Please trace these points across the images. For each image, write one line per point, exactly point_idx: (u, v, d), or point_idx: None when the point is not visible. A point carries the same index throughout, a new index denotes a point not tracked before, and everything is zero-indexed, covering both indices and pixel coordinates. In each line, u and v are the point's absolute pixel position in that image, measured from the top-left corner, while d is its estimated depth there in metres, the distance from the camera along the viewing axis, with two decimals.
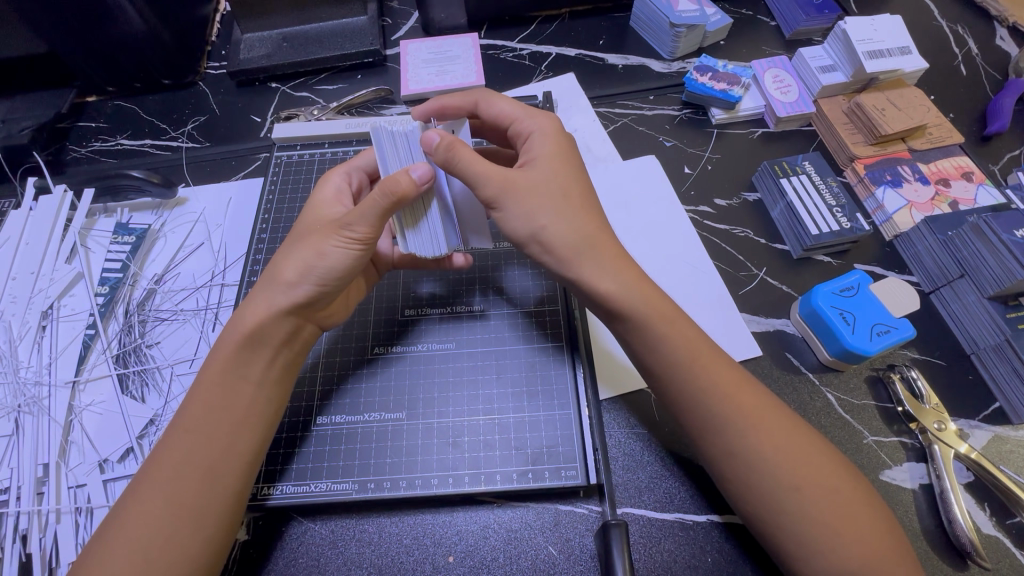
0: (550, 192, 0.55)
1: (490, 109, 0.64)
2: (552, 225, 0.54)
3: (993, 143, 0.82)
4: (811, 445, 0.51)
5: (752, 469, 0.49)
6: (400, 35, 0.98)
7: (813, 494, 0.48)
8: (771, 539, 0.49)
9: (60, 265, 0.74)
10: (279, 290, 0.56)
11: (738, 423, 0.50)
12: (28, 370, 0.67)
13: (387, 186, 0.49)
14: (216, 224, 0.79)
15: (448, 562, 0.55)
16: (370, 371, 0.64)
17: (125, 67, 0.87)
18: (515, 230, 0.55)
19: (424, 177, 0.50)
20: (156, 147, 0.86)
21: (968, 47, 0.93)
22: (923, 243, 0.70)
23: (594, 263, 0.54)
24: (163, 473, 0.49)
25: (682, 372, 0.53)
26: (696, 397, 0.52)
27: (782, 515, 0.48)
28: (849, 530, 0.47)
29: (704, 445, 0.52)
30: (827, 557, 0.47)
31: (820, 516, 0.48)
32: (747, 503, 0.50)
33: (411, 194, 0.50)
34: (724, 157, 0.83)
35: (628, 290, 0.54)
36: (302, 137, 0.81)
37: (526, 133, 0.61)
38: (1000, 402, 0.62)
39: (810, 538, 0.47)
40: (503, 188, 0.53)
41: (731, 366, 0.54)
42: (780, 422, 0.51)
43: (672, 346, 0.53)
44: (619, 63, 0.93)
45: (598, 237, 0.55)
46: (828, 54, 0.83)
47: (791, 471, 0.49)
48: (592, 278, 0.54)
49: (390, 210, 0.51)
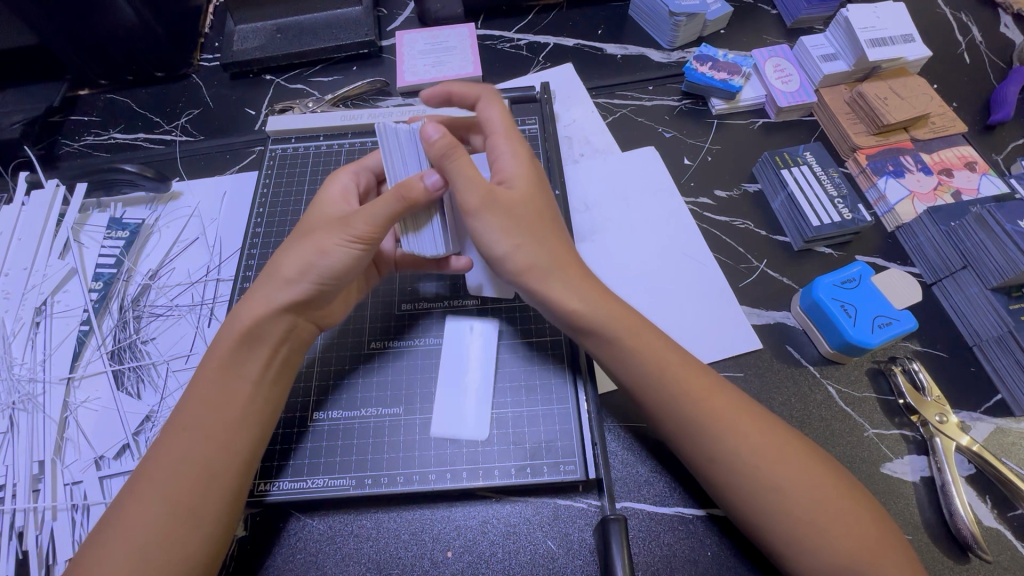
0: (526, 211, 0.56)
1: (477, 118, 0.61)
2: (525, 245, 0.54)
3: (997, 132, 0.80)
4: (787, 444, 0.50)
5: (732, 472, 0.49)
6: (395, 25, 0.97)
7: (791, 493, 0.48)
8: (760, 535, 0.49)
9: (54, 260, 0.73)
10: (277, 286, 0.55)
11: (711, 426, 0.51)
12: (22, 366, 0.67)
13: (402, 191, 0.52)
14: (211, 219, 0.78)
15: (446, 557, 0.55)
16: (367, 366, 0.63)
17: (116, 59, 0.85)
18: (490, 248, 0.55)
19: (437, 184, 0.53)
20: (149, 140, 0.85)
21: (972, 34, 0.91)
22: (926, 234, 0.69)
23: (563, 281, 0.54)
24: (159, 470, 0.49)
25: (654, 379, 0.53)
26: (668, 402, 0.52)
27: (762, 515, 0.48)
28: (837, 526, 0.47)
29: (685, 451, 0.52)
30: (812, 551, 0.47)
31: (802, 514, 0.47)
32: (732, 504, 0.50)
33: (423, 199, 0.53)
34: (725, 148, 0.82)
35: (593, 303, 0.54)
36: (296, 129, 0.80)
37: (498, 153, 0.59)
38: (1002, 394, 0.62)
39: (794, 537, 0.47)
40: (483, 201, 0.53)
41: (700, 370, 0.54)
42: (754, 424, 0.51)
43: (642, 357, 0.53)
44: (618, 53, 0.92)
45: (565, 258, 0.56)
46: (830, 43, 0.82)
47: (770, 470, 0.49)
48: (566, 293, 0.54)
49: (402, 211, 0.53)
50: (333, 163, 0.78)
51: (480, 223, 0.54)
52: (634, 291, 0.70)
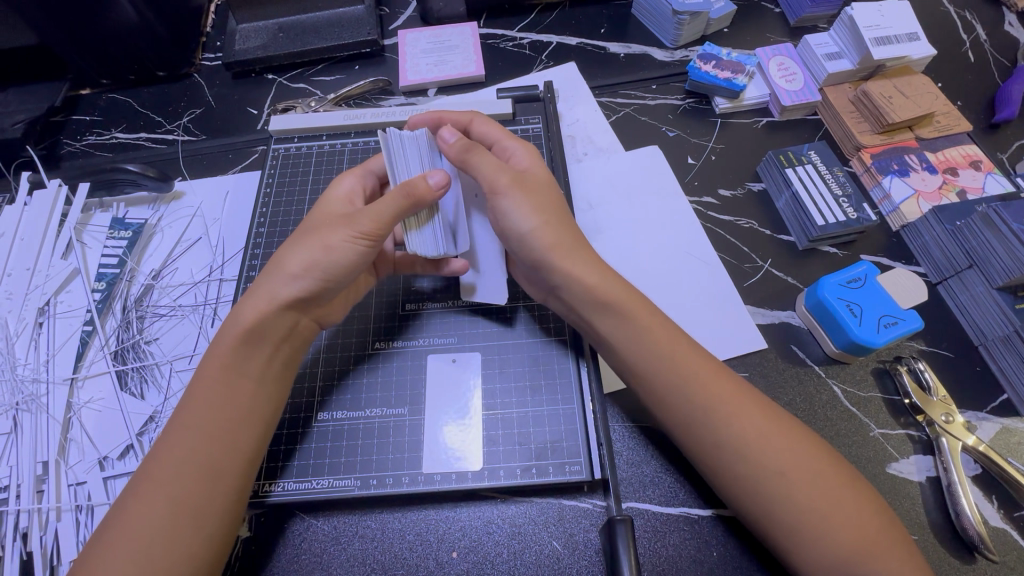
0: (548, 193, 0.60)
1: (479, 129, 0.66)
2: (551, 221, 0.57)
3: (1002, 131, 0.80)
4: (792, 432, 0.51)
5: (740, 458, 0.49)
6: (398, 24, 0.96)
7: (796, 479, 0.48)
8: (765, 528, 0.49)
9: (57, 260, 0.73)
10: (282, 280, 0.55)
11: (718, 410, 0.51)
12: (25, 367, 0.66)
13: (407, 188, 0.53)
14: (214, 218, 0.78)
15: (451, 558, 0.55)
16: (371, 366, 0.63)
17: (118, 58, 0.85)
18: (518, 225, 0.57)
19: (441, 182, 0.55)
20: (151, 140, 0.85)
21: (977, 33, 0.91)
22: (931, 233, 0.69)
23: (582, 258, 0.57)
24: (163, 469, 0.49)
25: (663, 363, 0.53)
26: (676, 387, 0.53)
27: (767, 503, 0.48)
28: (842, 515, 0.47)
29: (691, 444, 0.52)
30: (818, 543, 0.46)
31: (807, 502, 0.47)
32: (737, 495, 0.50)
33: (428, 197, 0.54)
34: (729, 147, 0.82)
35: (609, 283, 0.56)
36: (299, 129, 0.79)
37: (509, 151, 0.64)
38: (1008, 394, 0.62)
39: (799, 526, 0.47)
40: (511, 182, 0.58)
41: (706, 354, 0.55)
42: (761, 410, 0.51)
43: (655, 341, 0.54)
44: (621, 52, 0.91)
45: (583, 240, 0.59)
46: (835, 41, 0.82)
47: (777, 455, 0.49)
48: (586, 267, 0.56)
49: (407, 209, 0.54)
50: (336, 162, 0.78)
51: (509, 202, 0.57)
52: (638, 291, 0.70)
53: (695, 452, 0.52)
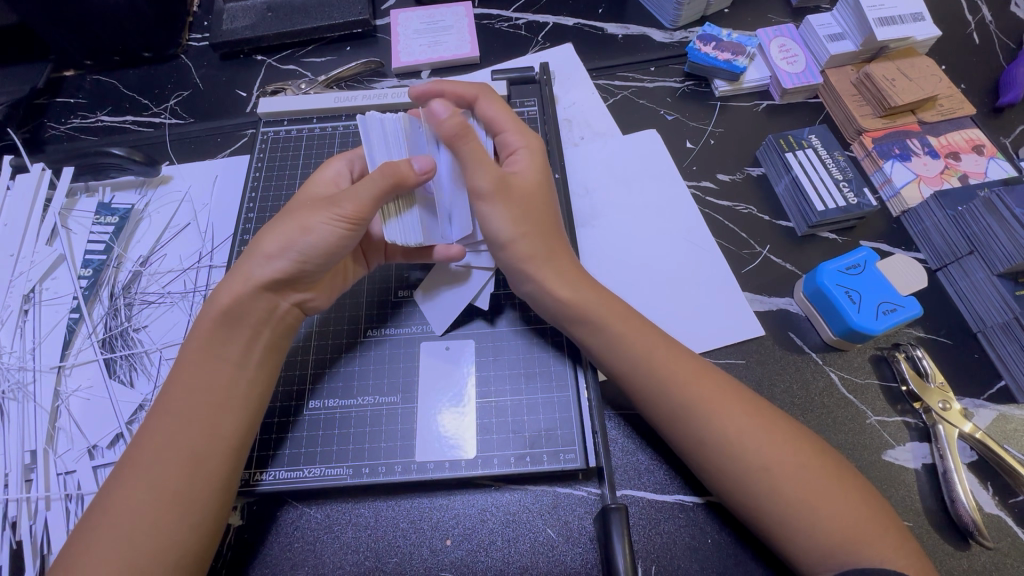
0: (529, 208, 0.58)
1: (486, 109, 0.61)
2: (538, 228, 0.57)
3: (1005, 116, 0.79)
4: (780, 424, 0.50)
5: (726, 452, 0.49)
6: (390, 3, 0.94)
7: (784, 472, 0.48)
8: (757, 518, 0.48)
9: (41, 247, 0.72)
10: (256, 262, 0.54)
11: (701, 408, 0.51)
12: (11, 355, 0.65)
13: (389, 170, 0.51)
14: (202, 204, 0.76)
15: (446, 545, 0.55)
16: (362, 354, 0.62)
17: (102, 39, 0.83)
18: (502, 227, 0.56)
19: (425, 167, 0.53)
20: (138, 123, 0.83)
21: (982, 14, 0.89)
22: (932, 218, 0.68)
23: (561, 265, 0.57)
24: (148, 456, 0.48)
25: (645, 362, 0.53)
26: (658, 386, 0.52)
27: (755, 493, 0.48)
28: (832, 503, 0.46)
29: (676, 435, 0.52)
30: (808, 532, 0.46)
31: (794, 492, 0.47)
32: (725, 487, 0.49)
33: (411, 181, 0.53)
34: (728, 131, 0.80)
35: (586, 290, 0.56)
36: (288, 111, 0.77)
37: (512, 148, 0.61)
38: (1006, 380, 0.61)
39: (789, 516, 0.47)
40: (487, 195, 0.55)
41: (688, 354, 0.55)
42: (743, 404, 0.51)
43: (633, 343, 0.54)
44: (619, 33, 0.89)
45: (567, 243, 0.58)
46: (839, 21, 0.79)
47: (761, 447, 0.48)
48: (565, 274, 0.56)
49: (388, 192, 0.53)
50: (327, 146, 0.76)
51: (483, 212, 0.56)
52: (636, 278, 0.69)
53: (682, 447, 0.52)
